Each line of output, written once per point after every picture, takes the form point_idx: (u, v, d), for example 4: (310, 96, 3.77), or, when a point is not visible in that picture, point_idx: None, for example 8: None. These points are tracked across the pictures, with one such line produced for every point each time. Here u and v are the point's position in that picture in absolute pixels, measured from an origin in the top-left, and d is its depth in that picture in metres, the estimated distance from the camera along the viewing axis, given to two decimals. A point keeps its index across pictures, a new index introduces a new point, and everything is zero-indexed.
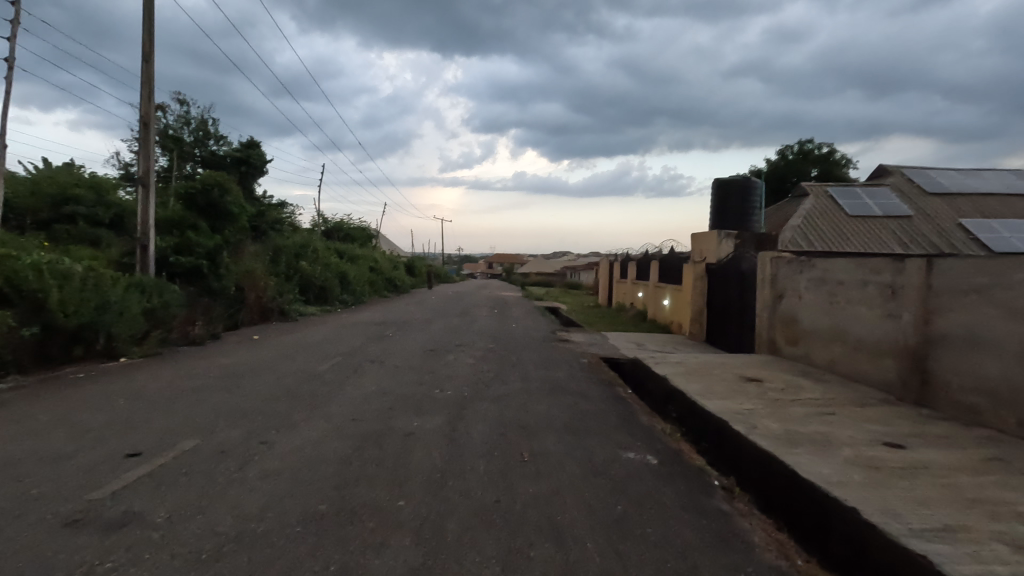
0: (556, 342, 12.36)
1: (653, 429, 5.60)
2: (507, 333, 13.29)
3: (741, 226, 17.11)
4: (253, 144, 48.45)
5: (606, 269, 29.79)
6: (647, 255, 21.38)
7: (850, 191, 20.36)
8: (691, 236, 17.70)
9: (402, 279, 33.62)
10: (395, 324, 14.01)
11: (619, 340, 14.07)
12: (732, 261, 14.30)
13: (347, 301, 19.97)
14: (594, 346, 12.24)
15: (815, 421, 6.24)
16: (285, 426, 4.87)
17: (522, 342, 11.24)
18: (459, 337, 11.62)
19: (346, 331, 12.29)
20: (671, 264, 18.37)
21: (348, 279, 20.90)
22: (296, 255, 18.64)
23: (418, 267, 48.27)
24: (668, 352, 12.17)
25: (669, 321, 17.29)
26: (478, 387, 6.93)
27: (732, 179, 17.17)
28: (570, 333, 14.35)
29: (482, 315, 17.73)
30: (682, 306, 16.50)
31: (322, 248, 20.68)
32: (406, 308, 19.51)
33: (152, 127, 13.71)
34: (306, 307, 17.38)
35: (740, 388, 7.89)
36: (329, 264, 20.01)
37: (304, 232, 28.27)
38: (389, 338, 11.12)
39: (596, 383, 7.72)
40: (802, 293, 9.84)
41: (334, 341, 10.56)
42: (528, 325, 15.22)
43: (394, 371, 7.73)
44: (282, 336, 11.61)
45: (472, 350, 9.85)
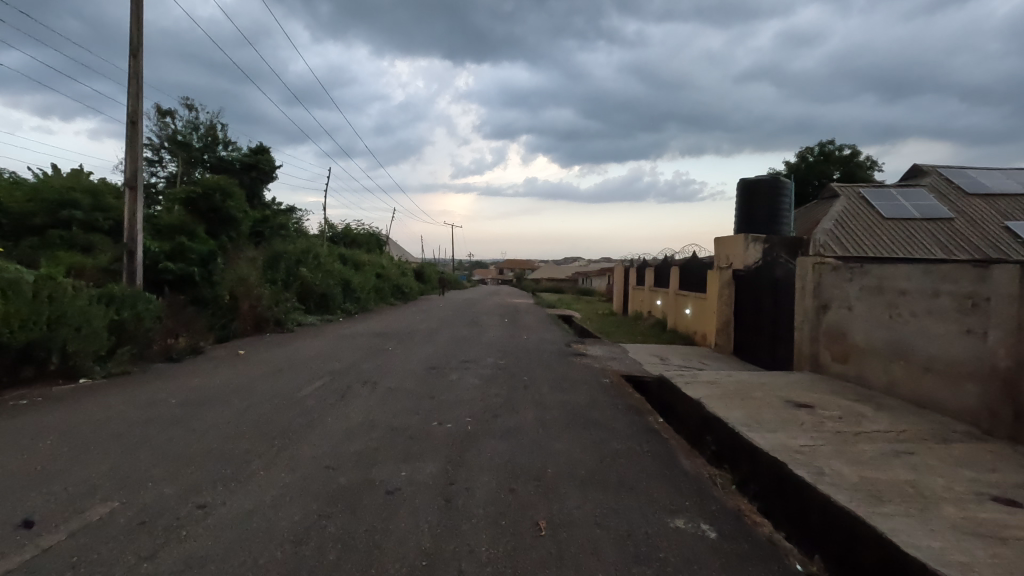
0: (572, 356, 11.27)
1: (699, 478, 4.51)
2: (518, 345, 12.22)
3: (769, 229, 15.91)
4: (262, 150, 48.06)
5: (621, 275, 28.63)
6: (666, 261, 20.19)
7: (884, 192, 19.07)
8: (715, 240, 16.54)
9: (410, 287, 32.71)
10: (397, 336, 13.01)
11: (640, 354, 12.92)
12: (763, 267, 13.13)
13: (350, 309, 19.02)
14: (614, 362, 11.13)
15: (895, 465, 5.12)
16: (237, 481, 3.86)
17: (535, 358, 10.15)
18: (464, 351, 10.55)
19: (343, 345, 11.30)
20: (693, 271, 17.19)
21: (352, 286, 19.97)
22: (297, 261, 17.74)
23: (428, 274, 47.40)
24: (697, 368, 11.04)
25: (692, 332, 16.10)
26: (483, 417, 5.88)
27: (759, 180, 16.00)
28: (587, 346, 13.23)
29: (491, 324, 16.67)
30: (706, 316, 15.31)
31: (324, 254, 19.76)
32: (411, 317, 18.52)
33: (141, 126, 12.88)
34: (306, 316, 16.46)
35: (789, 416, 6.78)
36: (332, 271, 19.09)
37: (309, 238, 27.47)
38: (388, 353, 10.10)
39: (621, 410, 6.64)
40: (852, 303, 8.68)
41: (328, 357, 9.57)
42: (541, 337, 14.14)
43: (386, 396, 6.69)
44: (274, 350, 10.66)
45: (478, 368, 8.79)
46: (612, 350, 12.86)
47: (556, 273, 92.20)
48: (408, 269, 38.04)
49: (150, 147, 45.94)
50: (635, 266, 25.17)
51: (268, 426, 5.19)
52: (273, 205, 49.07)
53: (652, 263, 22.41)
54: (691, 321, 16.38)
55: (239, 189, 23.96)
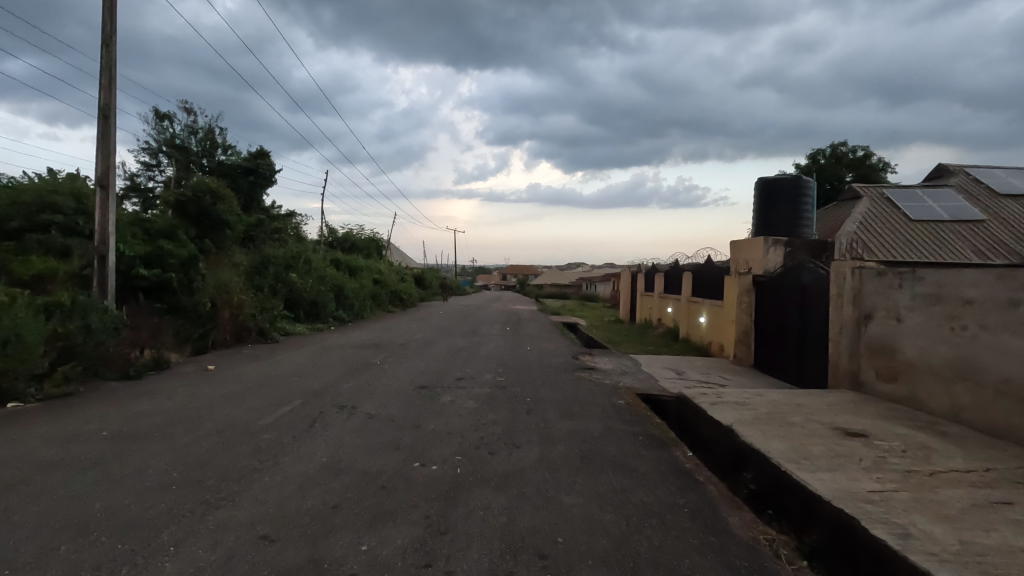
0: (580, 371, 10.21)
1: (756, 548, 3.45)
2: (521, 358, 11.16)
3: (790, 231, 14.86)
4: (261, 154, 47.44)
5: (628, 281, 27.58)
6: (677, 267, 19.10)
7: (909, 193, 17.98)
8: (731, 243, 15.50)
9: (410, 293, 31.70)
10: (389, 347, 11.96)
11: (654, 368, 11.83)
12: (787, 273, 12.07)
13: (343, 317, 17.95)
14: (627, 377, 10.09)
15: (997, 523, 4.05)
16: (134, 565, 2.82)
17: (539, 374, 9.07)
18: (460, 366, 9.50)
19: (329, 358, 10.28)
20: (707, 276, 16.13)
21: (346, 293, 18.96)
22: (286, 267, 16.75)
23: (429, 280, 46.47)
24: (719, 384, 9.97)
25: (708, 342, 15.02)
26: (478, 454, 4.84)
27: (777, 179, 14.96)
28: (596, 358, 12.16)
29: (492, 334, 15.60)
30: (723, 325, 14.25)
31: (316, 259, 18.74)
32: (407, 326, 17.46)
33: (113, 121, 11.96)
34: (294, 325, 15.45)
35: (842, 449, 5.74)
36: (325, 277, 18.08)
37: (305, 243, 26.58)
38: (376, 369, 9.06)
39: (643, 442, 5.60)
40: (902, 313, 7.62)
41: (308, 373, 8.56)
42: (546, 348, 13.06)
43: (364, 425, 5.65)
44: (251, 364, 9.67)
45: (475, 387, 7.74)
46: (623, 363, 11.79)
47: (559, 279, 91.14)
48: (408, 275, 37.01)
49: (146, 151, 45.14)
50: (643, 271, 24.06)
51: (208, 470, 4.17)
52: (271, 209, 48.20)
53: (661, 269, 21.30)
54: (706, 330, 15.30)
55: (230, 191, 23.02)
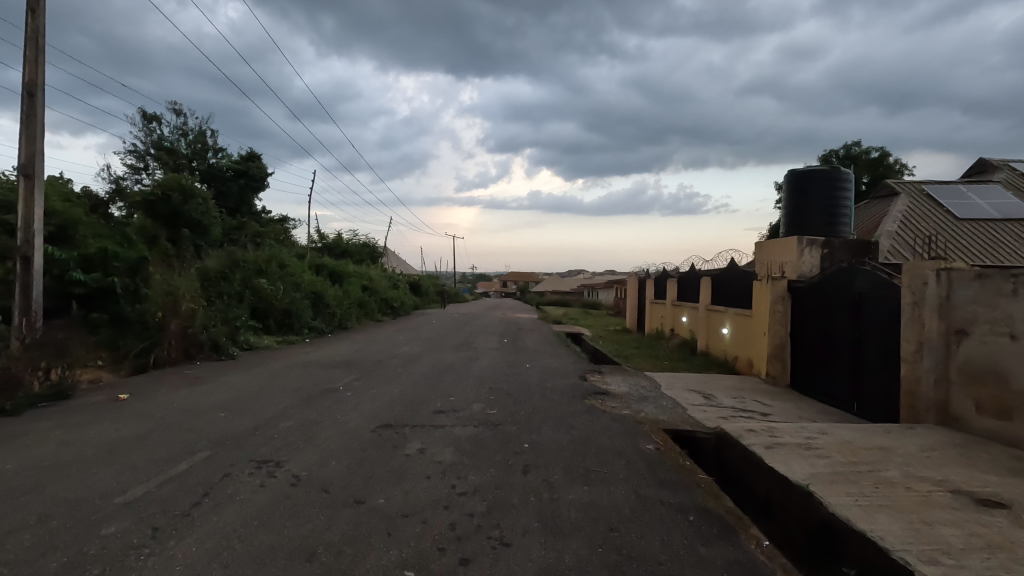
0: (591, 396, 8.37)
1: None
2: (519, 378, 9.32)
3: (826, 230, 13.06)
4: (253, 158, 45.83)
5: (634, 288, 25.75)
6: (691, 272, 17.25)
7: (952, 190, 16.15)
8: (757, 245, 13.74)
9: (403, 301, 29.87)
10: (363, 366, 10.14)
11: (678, 391, 9.96)
12: (830, 276, 10.28)
13: (321, 328, 16.03)
14: (649, 405, 8.23)
15: None
16: None
17: (541, 404, 7.23)
18: (442, 393, 7.65)
19: (285, 380, 8.45)
20: (729, 282, 14.30)
21: (325, 301, 17.07)
22: (254, 273, 14.90)
23: (426, 287, 44.68)
24: (763, 416, 8.11)
25: (734, 356, 13.15)
26: (443, 565, 3.00)
27: (810, 171, 13.27)
28: (608, 379, 10.31)
29: (488, 347, 13.73)
30: (750, 337, 12.43)
31: (291, 263, 16.88)
32: (393, 338, 15.58)
33: (39, 100, 10.21)
34: (262, 337, 13.49)
35: (988, 533, 3.89)
36: (300, 283, 16.19)
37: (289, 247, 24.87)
38: (335, 398, 7.20)
39: (698, 526, 3.76)
40: (1018, 329, 5.84)
41: (249, 403, 6.73)
42: (549, 365, 11.21)
43: (279, 499, 3.82)
44: (186, 389, 7.81)
45: (456, 426, 5.90)
46: (641, 385, 9.93)
47: (560, 286, 89.25)
48: (402, 282, 35.16)
49: (133, 154, 43.42)
50: (653, 277, 22.22)
51: None
52: (262, 214, 46.45)
53: (674, 275, 19.45)
54: (731, 342, 13.44)
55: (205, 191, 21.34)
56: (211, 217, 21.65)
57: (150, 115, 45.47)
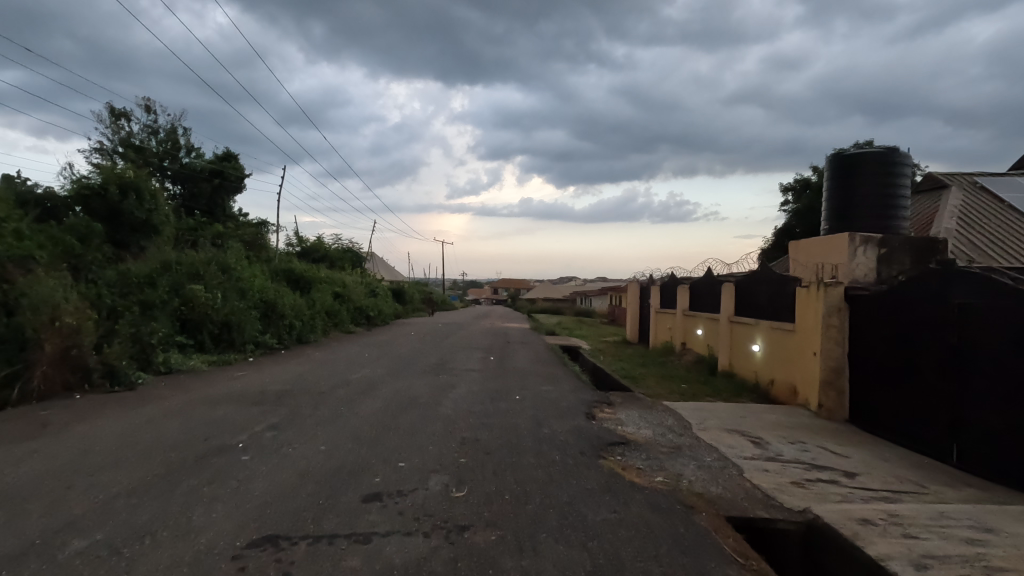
0: (605, 450, 5.94)
1: None
2: (507, 419, 6.86)
3: (880, 224, 10.76)
4: (229, 157, 43.08)
5: (636, 295, 23.40)
6: (708, 278, 14.89)
7: (1008, 182, 13.97)
8: (792, 244, 11.45)
9: (383, 310, 27.27)
10: (299, 398, 7.64)
11: (715, 433, 7.56)
12: (909, 283, 7.96)
13: (270, 344, 13.34)
14: (688, 464, 5.82)
15: None
16: None
17: (537, 475, 4.77)
18: (388, 455, 5.15)
19: (172, 428, 5.91)
20: (759, 290, 11.96)
21: (280, 313, 14.44)
22: (186, 279, 12.26)
23: (410, 294, 42.08)
24: (851, 482, 5.71)
25: (769, 381, 10.82)
26: None
27: (858, 153, 11.00)
28: (622, 417, 7.87)
29: (471, 368, 11.24)
30: (791, 358, 10.09)
31: (238, 267, 14.22)
32: (357, 356, 13.06)
33: None
34: (189, 358, 10.86)
35: None
36: (247, 291, 13.58)
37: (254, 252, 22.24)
38: (220, 465, 4.66)
39: None
40: None
41: (70, 481, 4.19)
42: (546, 395, 8.74)
43: None
44: (11, 445, 5.25)
45: (392, 537, 3.42)
46: (667, 427, 7.50)
47: (552, 293, 86.74)
48: (384, 288, 32.52)
49: (98, 151, 40.43)
50: (659, 284, 19.83)
51: None
52: (238, 217, 43.62)
53: (685, 281, 17.07)
54: (765, 363, 11.07)
55: (154, 186, 18.79)
56: (162, 215, 19.06)
57: (118, 111, 42.49)
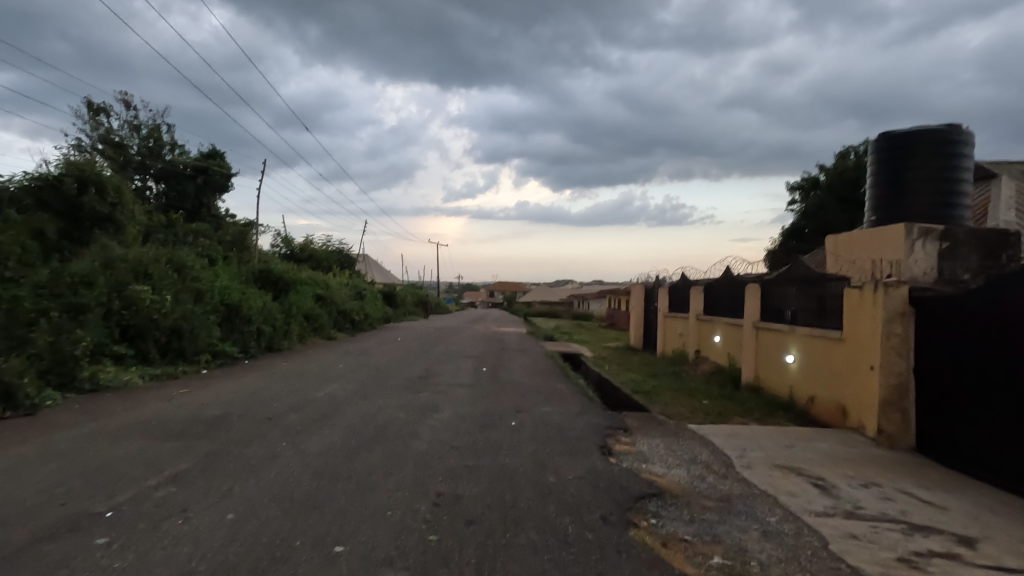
0: (633, 508, 4.33)
1: None
2: (500, 460, 5.23)
3: (939, 215, 9.18)
4: (215, 155, 41.41)
5: (641, 298, 21.83)
6: (727, 279, 13.34)
7: None
8: (829, 239, 9.96)
9: (372, 314, 25.60)
10: (235, 428, 5.98)
11: (764, 472, 5.95)
12: (994, 285, 6.43)
13: (230, 352, 11.63)
14: (748, 530, 4.20)
15: None
16: None
17: (540, 570, 3.14)
18: (321, 531, 3.51)
19: (33, 482, 4.25)
20: (792, 292, 10.38)
21: (247, 318, 12.77)
22: (130, 279, 10.56)
23: (403, 297, 40.45)
24: (976, 556, 4.10)
25: (808, 399, 9.24)
26: None
27: (909, 131, 9.46)
28: (645, 451, 6.26)
29: (459, 382, 9.64)
30: (836, 374, 8.54)
31: (197, 265, 12.50)
32: (329, 367, 11.41)
33: None
34: (125, 372, 9.18)
35: None
36: (206, 293, 11.91)
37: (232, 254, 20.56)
38: (54, 560, 3.01)
39: None
40: None
41: None
42: (548, 420, 7.13)
43: None
44: None
45: None
46: (704, 465, 5.89)
47: (549, 297, 85.29)
48: (372, 290, 30.89)
49: (77, 148, 38.66)
50: (667, 286, 18.25)
51: None
52: (224, 217, 41.86)
53: (699, 282, 15.49)
54: (803, 377, 9.50)
55: (119, 181, 17.06)
56: (128, 212, 17.29)
57: (97, 106, 40.72)
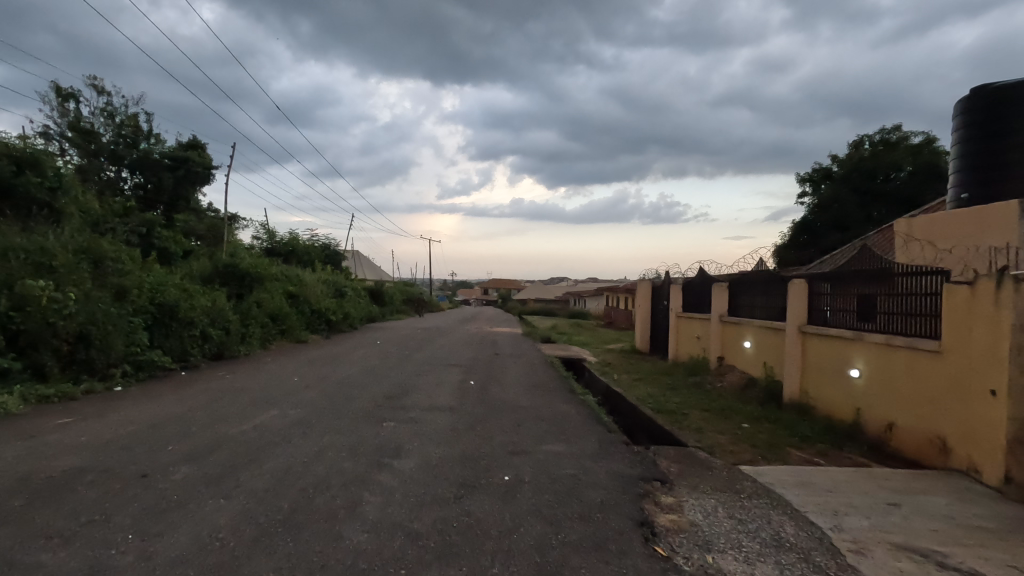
0: None
1: None
2: (485, 566, 3.17)
3: None
4: (193, 145, 38.96)
5: (648, 297, 19.79)
6: (759, 274, 11.30)
7: None
8: (901, 222, 8.09)
9: (353, 314, 23.41)
10: (76, 500, 3.85)
11: (888, 563, 3.90)
12: None
13: (160, 363, 9.44)
14: None
15: None
16: None
17: None
18: None
19: None
20: (857, 289, 8.32)
21: (188, 320, 10.56)
22: (27, 272, 8.28)
23: (390, 295, 38.28)
24: None
25: (886, 426, 7.21)
26: None
27: (1007, 86, 7.48)
28: (702, 526, 4.21)
29: (439, 405, 7.55)
30: (932, 396, 6.51)
31: (124, 256, 10.23)
32: (279, 381, 9.27)
33: None
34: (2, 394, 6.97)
35: None
36: (132, 290, 9.65)
37: (191, 257, 18.32)
38: None
39: None
40: None
41: None
42: (555, 470, 5.04)
43: None
44: None
45: None
46: (798, 555, 3.82)
47: (543, 295, 83.42)
48: (355, 287, 28.62)
49: (43, 135, 36.08)
50: (680, 283, 16.20)
51: None
52: (202, 211, 39.44)
53: (721, 278, 13.46)
54: (876, 397, 7.48)
55: (60, 164, 14.63)
56: (72, 197, 14.85)
57: (65, 91, 38.11)
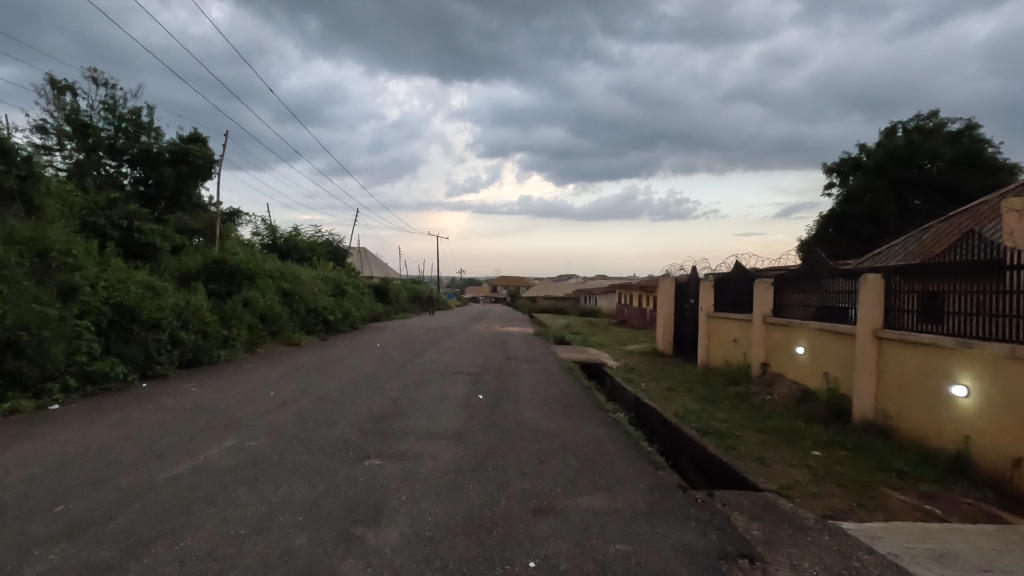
0: None
1: None
2: None
3: None
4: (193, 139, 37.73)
5: (671, 295, 18.16)
6: (814, 269, 9.69)
7: None
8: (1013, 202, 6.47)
9: (353, 314, 21.97)
10: None
11: None
12: None
13: (114, 374, 8.02)
14: None
15: None
16: None
17: None
18: None
19: None
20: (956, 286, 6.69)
21: (152, 323, 9.15)
22: None
23: (396, 292, 36.86)
24: None
25: (1011, 461, 5.61)
26: None
27: None
28: None
29: (439, 432, 6.04)
30: None
31: (77, 248, 8.80)
32: (253, 395, 7.82)
33: None
34: None
35: None
36: (82, 288, 8.22)
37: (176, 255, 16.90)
38: None
39: None
40: None
41: None
42: (600, 545, 3.52)
43: None
44: None
45: None
46: None
47: (553, 292, 81.70)
48: (357, 284, 27.19)
49: (39, 129, 34.95)
50: (711, 280, 14.58)
51: None
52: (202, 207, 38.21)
53: (762, 275, 11.85)
54: (993, 423, 5.86)
55: (30, 151, 13.21)
56: (46, 186, 13.43)
57: (62, 83, 36.99)
